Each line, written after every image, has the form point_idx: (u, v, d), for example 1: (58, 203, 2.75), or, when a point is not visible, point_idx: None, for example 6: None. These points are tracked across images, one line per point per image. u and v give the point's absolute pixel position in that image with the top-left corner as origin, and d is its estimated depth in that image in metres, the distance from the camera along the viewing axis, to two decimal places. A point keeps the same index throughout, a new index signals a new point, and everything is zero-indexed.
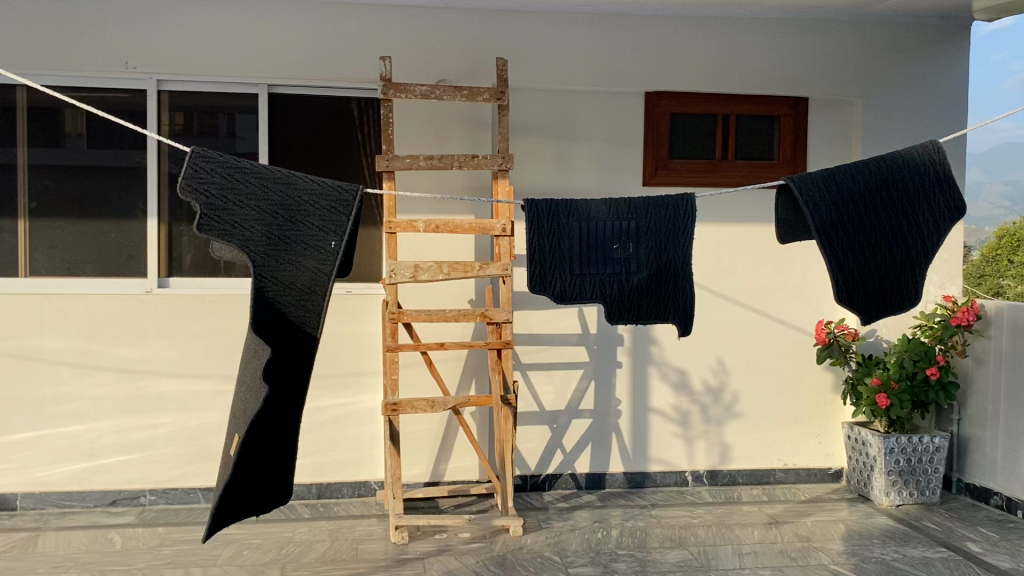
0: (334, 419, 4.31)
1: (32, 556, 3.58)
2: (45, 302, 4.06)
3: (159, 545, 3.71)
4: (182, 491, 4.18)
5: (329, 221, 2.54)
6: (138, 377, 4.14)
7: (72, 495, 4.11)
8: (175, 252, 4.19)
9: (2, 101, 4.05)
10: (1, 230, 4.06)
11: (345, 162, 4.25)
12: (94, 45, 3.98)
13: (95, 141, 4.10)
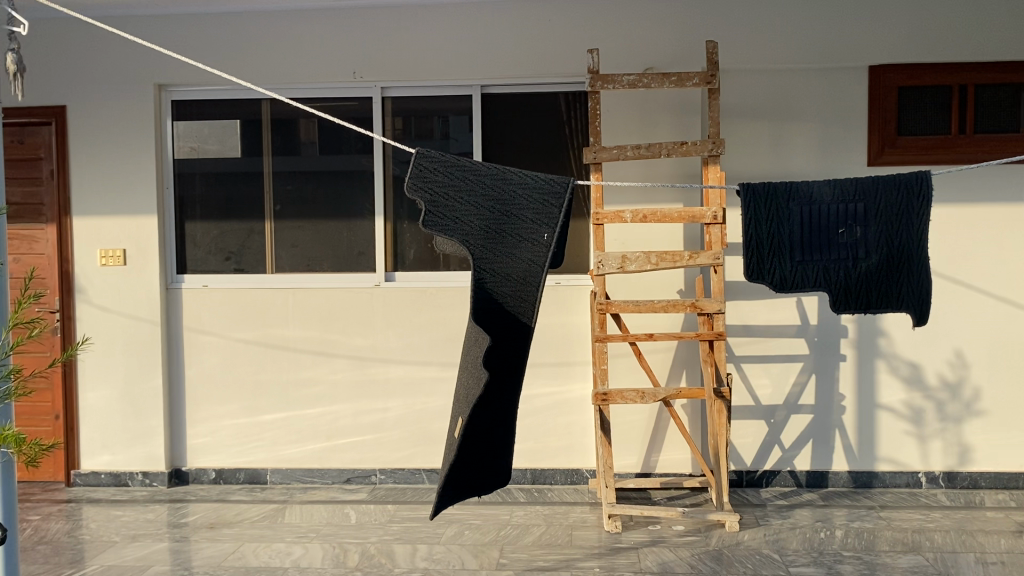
0: (547, 407, 4.41)
1: (281, 525, 3.95)
2: (288, 295, 4.46)
3: (390, 521, 3.97)
4: (408, 472, 4.45)
5: (543, 214, 2.55)
6: (369, 364, 4.45)
7: (313, 472, 4.50)
8: (399, 249, 4.46)
9: (250, 114, 4.48)
10: (251, 231, 4.51)
11: (556, 156, 4.33)
12: (326, 58, 4.30)
13: (327, 148, 4.46)
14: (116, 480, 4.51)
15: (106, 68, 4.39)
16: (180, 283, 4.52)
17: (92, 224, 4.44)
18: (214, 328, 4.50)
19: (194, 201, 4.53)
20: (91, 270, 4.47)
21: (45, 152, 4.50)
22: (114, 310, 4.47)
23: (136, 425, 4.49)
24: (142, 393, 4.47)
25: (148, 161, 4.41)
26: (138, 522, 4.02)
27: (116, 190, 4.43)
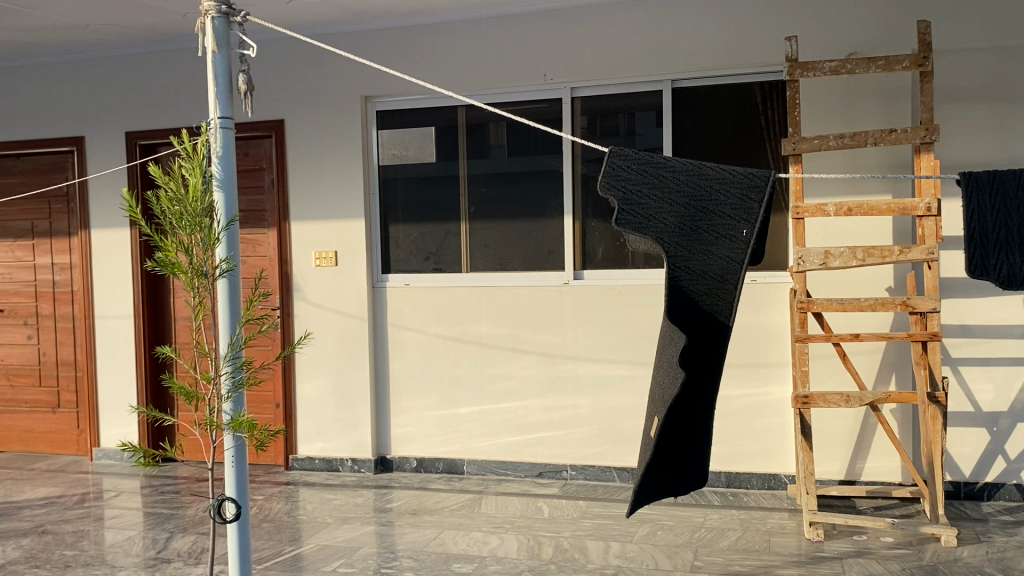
0: (741, 408, 4.29)
1: (478, 515, 4.09)
2: (482, 293, 4.61)
3: (582, 517, 4.02)
4: (599, 469, 4.47)
5: (742, 209, 2.34)
6: (561, 361, 4.51)
7: (507, 465, 4.62)
8: (589, 247, 4.50)
9: (446, 120, 4.67)
10: (448, 231, 4.70)
11: (750, 149, 4.20)
12: (518, 61, 4.40)
13: (515, 149, 4.57)
14: (328, 465, 4.86)
15: (317, 83, 4.74)
16: (384, 281, 4.79)
17: (306, 228, 4.80)
18: (414, 324, 4.73)
19: (396, 204, 4.78)
20: (306, 271, 4.83)
21: (267, 163, 4.93)
22: (325, 307, 4.81)
23: (345, 415, 4.81)
24: (351, 384, 4.78)
25: (355, 168, 4.71)
26: (348, 505, 4.31)
27: (326, 196, 4.76)
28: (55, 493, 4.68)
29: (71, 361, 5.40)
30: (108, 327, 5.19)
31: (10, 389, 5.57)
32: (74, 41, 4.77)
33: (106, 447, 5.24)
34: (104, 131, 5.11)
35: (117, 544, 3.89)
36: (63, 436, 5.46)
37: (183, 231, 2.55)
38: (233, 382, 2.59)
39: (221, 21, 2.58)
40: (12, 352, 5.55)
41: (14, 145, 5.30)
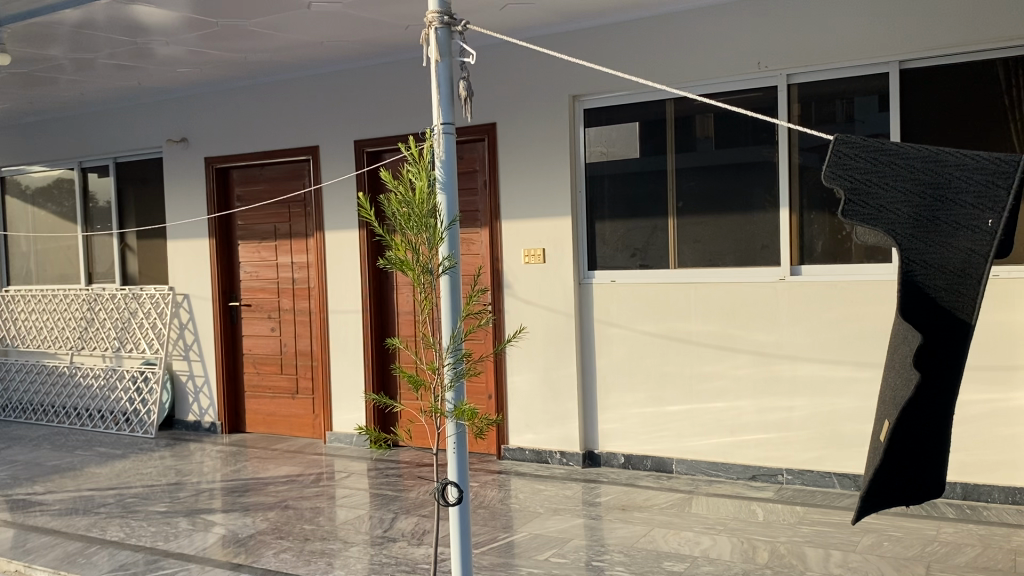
0: (981, 415, 3.94)
1: (689, 515, 4.04)
2: (691, 290, 4.54)
3: (800, 523, 3.86)
4: (818, 474, 4.28)
5: (996, 190, 1.88)
6: (775, 360, 4.36)
7: (718, 466, 4.53)
8: (806, 241, 4.30)
9: (654, 115, 4.64)
10: (656, 227, 4.67)
11: (992, 131, 3.85)
12: (730, 51, 4.30)
13: (725, 142, 4.46)
14: (538, 457, 4.98)
15: (526, 84, 4.87)
16: (591, 278, 4.84)
17: (517, 226, 4.95)
18: (621, 321, 4.74)
19: (603, 201, 4.81)
20: (517, 268, 4.98)
21: (480, 165, 5.14)
22: (534, 303, 4.94)
23: (554, 409, 4.91)
24: (560, 378, 4.88)
25: (563, 166, 4.79)
26: (559, 497, 4.40)
27: (535, 195, 4.88)
28: (295, 472, 5.14)
29: (308, 351, 5.90)
30: (339, 321, 5.62)
31: (256, 376, 6.18)
32: (310, 58, 5.21)
33: (337, 432, 5.68)
34: (335, 140, 5.53)
35: (348, 522, 4.21)
36: (300, 420, 5.98)
37: (411, 232, 2.74)
38: (455, 372, 2.73)
39: (444, 32, 2.68)
40: (258, 342, 6.15)
41: (259, 156, 5.87)
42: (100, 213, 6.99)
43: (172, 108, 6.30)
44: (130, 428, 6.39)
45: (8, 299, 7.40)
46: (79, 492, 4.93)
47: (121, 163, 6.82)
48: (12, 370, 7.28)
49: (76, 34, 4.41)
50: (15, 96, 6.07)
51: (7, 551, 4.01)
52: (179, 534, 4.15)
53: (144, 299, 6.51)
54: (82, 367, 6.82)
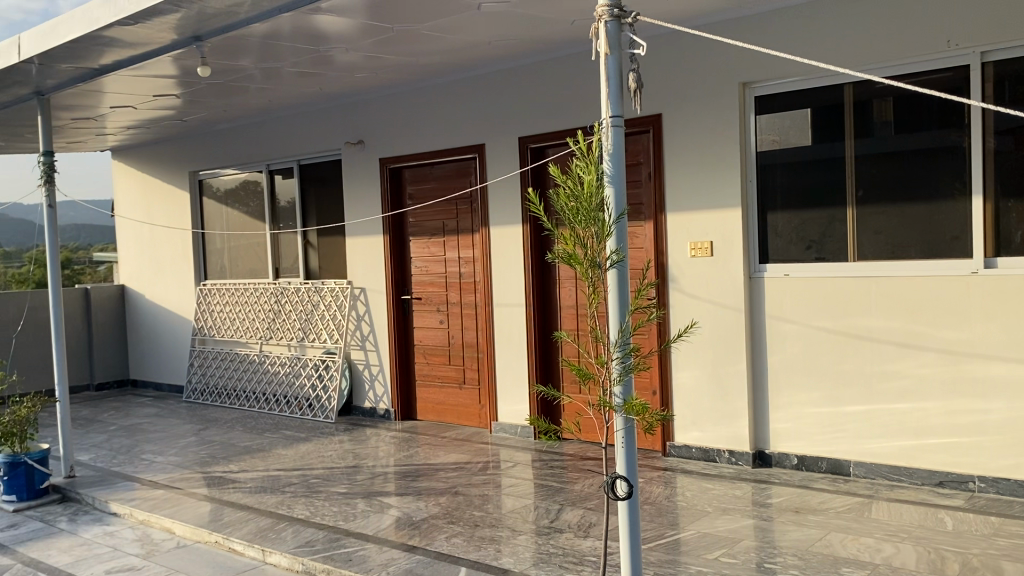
0: None
1: (869, 520, 3.84)
2: (872, 283, 4.30)
3: (995, 535, 3.57)
4: (1016, 483, 3.95)
5: None
6: (966, 360, 4.06)
7: (900, 470, 4.27)
8: (1003, 231, 3.96)
9: (831, 100, 4.43)
10: (833, 218, 4.46)
11: None
12: (916, 30, 4.03)
13: (910, 126, 4.19)
14: (705, 454, 4.89)
15: (693, 74, 4.78)
16: (762, 272, 4.69)
17: (684, 219, 4.88)
18: (795, 316, 4.56)
19: (775, 192, 4.66)
20: (683, 261, 4.91)
21: (645, 157, 5.10)
22: (701, 296, 4.85)
23: (722, 405, 4.80)
24: (729, 374, 4.76)
25: (732, 157, 4.66)
26: (728, 496, 4.29)
27: (703, 187, 4.79)
28: (463, 459, 5.30)
29: (475, 343, 6.06)
30: (504, 314, 5.73)
31: (426, 366, 6.41)
32: (477, 57, 5.34)
33: (502, 422, 5.80)
34: (500, 137, 5.64)
35: (516, 511, 4.29)
36: (467, 410, 6.14)
37: (579, 226, 2.72)
38: (623, 367, 2.72)
39: (614, 24, 2.66)
40: (428, 333, 6.39)
41: (429, 155, 6.10)
42: (286, 212, 7.50)
43: (349, 111, 6.64)
44: (313, 413, 6.80)
45: (207, 292, 8.08)
46: (269, 472, 5.31)
47: (303, 165, 7.26)
48: (210, 357, 7.93)
49: (265, 45, 4.74)
50: (212, 105, 6.60)
51: (208, 523, 4.37)
52: (358, 514, 4.38)
53: (325, 292, 6.98)
54: (270, 355, 7.34)
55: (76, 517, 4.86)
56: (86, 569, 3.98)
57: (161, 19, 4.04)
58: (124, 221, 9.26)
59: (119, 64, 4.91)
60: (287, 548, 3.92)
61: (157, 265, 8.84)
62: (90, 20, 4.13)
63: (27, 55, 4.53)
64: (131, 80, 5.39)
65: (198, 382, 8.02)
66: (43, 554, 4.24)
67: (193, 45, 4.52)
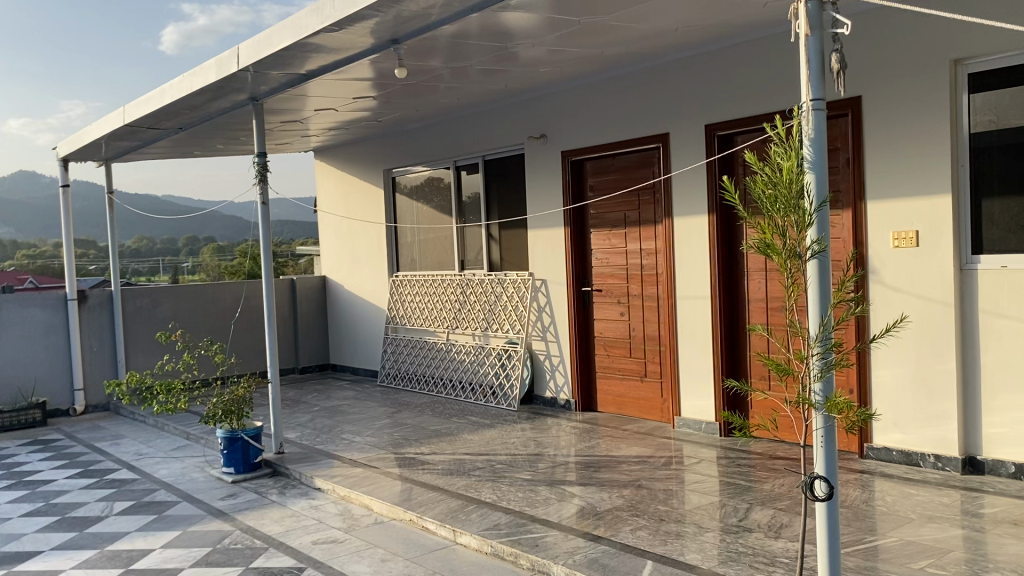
0: None
1: None
2: None
3: None
4: None
5: None
6: None
7: None
8: None
9: None
10: None
11: None
12: None
13: None
14: (908, 459, 4.60)
15: (897, 53, 4.49)
16: (976, 264, 4.33)
17: (886, 207, 4.61)
18: (1014, 312, 4.16)
19: (992, 176, 4.28)
20: (886, 252, 4.63)
21: (843, 143, 4.85)
22: (905, 290, 4.56)
23: (929, 406, 4.48)
24: (936, 373, 4.44)
25: (943, 140, 4.35)
26: (934, 504, 4.01)
27: (907, 172, 4.50)
28: (646, 453, 5.26)
29: (657, 336, 5.99)
30: (687, 306, 5.64)
31: (607, 358, 6.42)
32: (662, 47, 5.27)
33: (686, 417, 5.70)
34: (685, 126, 5.53)
35: (702, 507, 4.22)
36: (650, 403, 6.08)
37: (778, 215, 2.61)
38: (824, 363, 2.59)
39: (814, 3, 2.54)
40: (609, 325, 6.39)
41: (611, 147, 6.09)
42: (471, 206, 7.73)
43: (534, 106, 6.75)
44: (496, 401, 6.99)
45: (399, 283, 8.50)
46: (457, 456, 5.50)
47: (488, 160, 7.46)
48: (402, 345, 8.34)
49: (456, 44, 4.90)
50: (405, 105, 6.91)
51: (402, 501, 4.60)
52: (544, 501, 4.45)
53: (507, 283, 7.15)
54: (456, 344, 7.61)
55: (285, 490, 5.25)
56: (295, 538, 4.30)
57: (362, 24, 4.27)
58: (326, 217, 9.92)
59: (323, 69, 5.24)
60: (477, 529, 4.05)
61: (354, 258, 9.40)
62: (300, 28, 4.43)
63: (245, 64, 4.93)
64: (333, 83, 5.73)
65: (390, 368, 8.45)
66: (258, 522, 4.62)
67: (390, 47, 4.75)
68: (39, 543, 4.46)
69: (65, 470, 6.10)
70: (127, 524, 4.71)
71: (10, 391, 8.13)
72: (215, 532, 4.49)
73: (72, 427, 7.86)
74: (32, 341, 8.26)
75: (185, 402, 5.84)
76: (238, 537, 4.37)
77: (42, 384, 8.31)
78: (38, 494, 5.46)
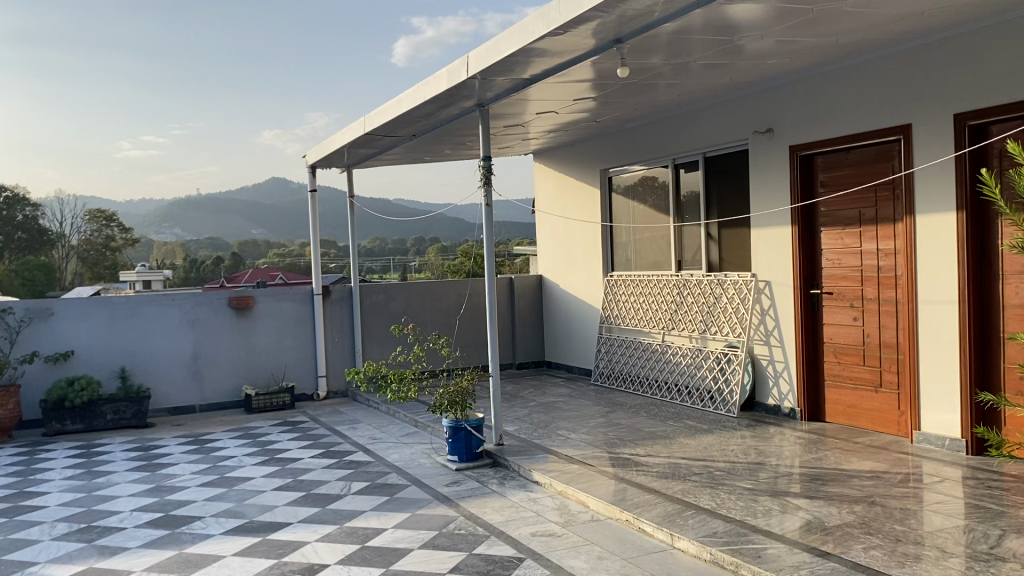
0: None
1: None
2: None
3: None
4: None
5: None
6: None
7: None
8: None
9: None
10: None
11: None
12: None
13: None
14: None
15: None
16: None
17: None
18: None
19: None
20: None
21: None
22: None
23: None
24: None
25: None
26: None
27: None
28: (880, 468, 4.92)
29: (894, 343, 5.57)
30: (929, 312, 5.21)
31: (837, 366, 6.06)
32: (904, 31, 4.90)
33: (926, 432, 5.26)
34: (930, 116, 5.11)
35: (945, 530, 3.87)
36: (885, 416, 5.66)
37: None
38: None
39: None
40: (841, 331, 6.03)
41: (846, 139, 5.74)
42: (690, 205, 7.60)
43: (759, 101, 6.51)
44: (714, 406, 6.81)
45: (615, 283, 8.52)
46: (674, 459, 5.42)
47: (708, 157, 7.29)
48: (616, 345, 8.35)
49: (678, 41, 4.83)
50: (624, 105, 6.92)
51: (618, 501, 4.60)
52: (765, 512, 4.28)
53: (728, 284, 6.95)
54: (673, 346, 7.51)
55: (505, 481, 5.42)
56: (515, 529, 4.43)
57: (587, 26, 4.31)
58: (543, 216, 10.14)
59: (546, 72, 5.36)
60: (695, 535, 3.97)
61: (569, 257, 9.53)
62: (526, 34, 4.55)
63: (473, 71, 5.14)
64: (555, 86, 5.85)
65: (604, 367, 8.49)
66: (480, 511, 4.80)
67: (612, 47, 4.77)
68: (288, 515, 4.91)
69: (310, 450, 6.68)
70: (363, 503, 5.07)
71: (264, 376, 9.02)
72: (440, 516, 4.72)
73: (316, 411, 8.58)
74: (283, 331, 9.13)
75: (414, 392, 6.19)
76: (461, 524, 4.56)
77: (291, 370, 9.15)
78: (287, 470, 6.02)
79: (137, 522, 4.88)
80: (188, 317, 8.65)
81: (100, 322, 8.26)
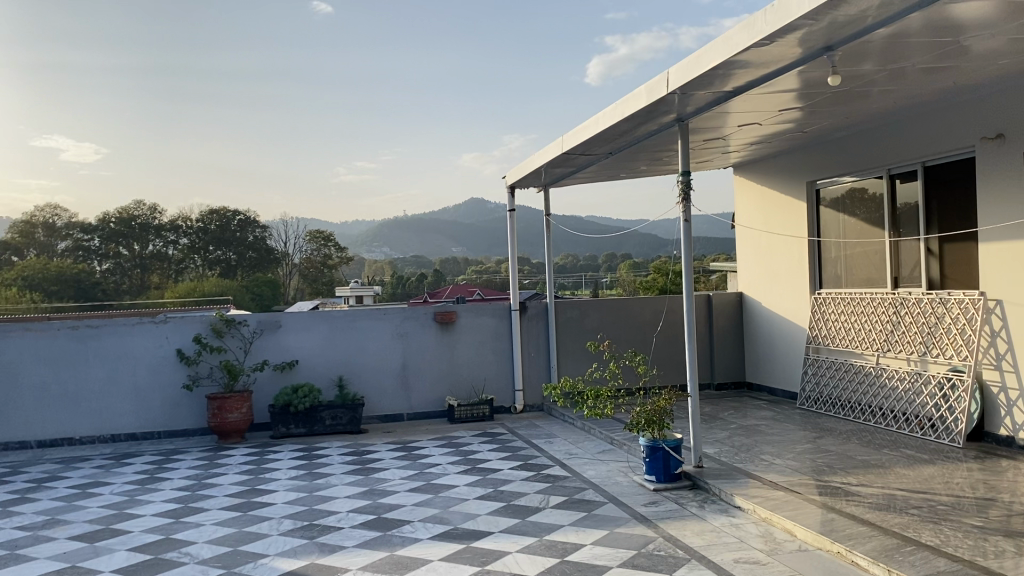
0: None
1: None
2: None
3: None
4: None
5: None
6: None
7: None
8: None
9: None
10: None
11: None
12: None
13: None
14: None
15: None
16: None
17: None
18: None
19: None
20: None
21: None
22: None
23: None
24: None
25: None
26: None
27: None
28: None
29: None
30: None
31: None
32: None
33: None
34: None
35: None
36: None
37: None
38: None
39: None
40: None
41: None
42: (908, 217, 7.10)
43: (988, 103, 5.99)
44: (936, 435, 6.30)
45: (823, 301, 8.13)
46: (890, 491, 5.07)
47: (929, 166, 6.80)
48: (824, 367, 7.95)
49: (894, 45, 4.56)
50: (833, 114, 6.60)
51: (829, 531, 4.36)
52: (998, 553, 3.90)
53: (952, 303, 6.43)
54: (888, 369, 7.05)
55: (706, 504, 5.30)
56: (717, 554, 4.31)
57: (795, 35, 4.16)
58: (744, 231, 9.84)
59: (751, 84, 5.22)
60: (915, 572, 3.68)
61: (772, 273, 9.19)
62: (730, 47, 4.46)
63: (675, 86, 5.09)
64: (760, 98, 5.68)
65: (811, 391, 8.11)
66: (679, 533, 4.72)
67: (822, 55, 4.57)
68: (490, 525, 5.06)
69: (510, 461, 6.85)
70: (562, 518, 5.13)
71: (466, 388, 9.36)
72: (640, 536, 4.69)
73: (515, 424, 8.78)
74: (484, 344, 9.45)
75: (611, 408, 6.19)
76: (660, 545, 4.51)
77: (491, 384, 9.44)
78: (488, 480, 6.20)
79: (353, 523, 5.22)
80: (398, 330, 9.17)
81: (320, 334, 8.94)
